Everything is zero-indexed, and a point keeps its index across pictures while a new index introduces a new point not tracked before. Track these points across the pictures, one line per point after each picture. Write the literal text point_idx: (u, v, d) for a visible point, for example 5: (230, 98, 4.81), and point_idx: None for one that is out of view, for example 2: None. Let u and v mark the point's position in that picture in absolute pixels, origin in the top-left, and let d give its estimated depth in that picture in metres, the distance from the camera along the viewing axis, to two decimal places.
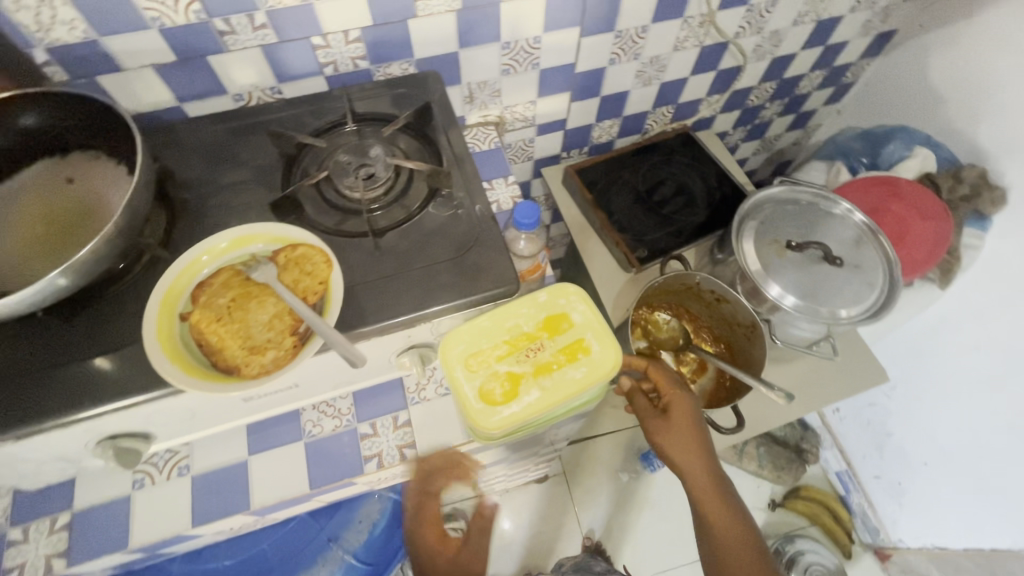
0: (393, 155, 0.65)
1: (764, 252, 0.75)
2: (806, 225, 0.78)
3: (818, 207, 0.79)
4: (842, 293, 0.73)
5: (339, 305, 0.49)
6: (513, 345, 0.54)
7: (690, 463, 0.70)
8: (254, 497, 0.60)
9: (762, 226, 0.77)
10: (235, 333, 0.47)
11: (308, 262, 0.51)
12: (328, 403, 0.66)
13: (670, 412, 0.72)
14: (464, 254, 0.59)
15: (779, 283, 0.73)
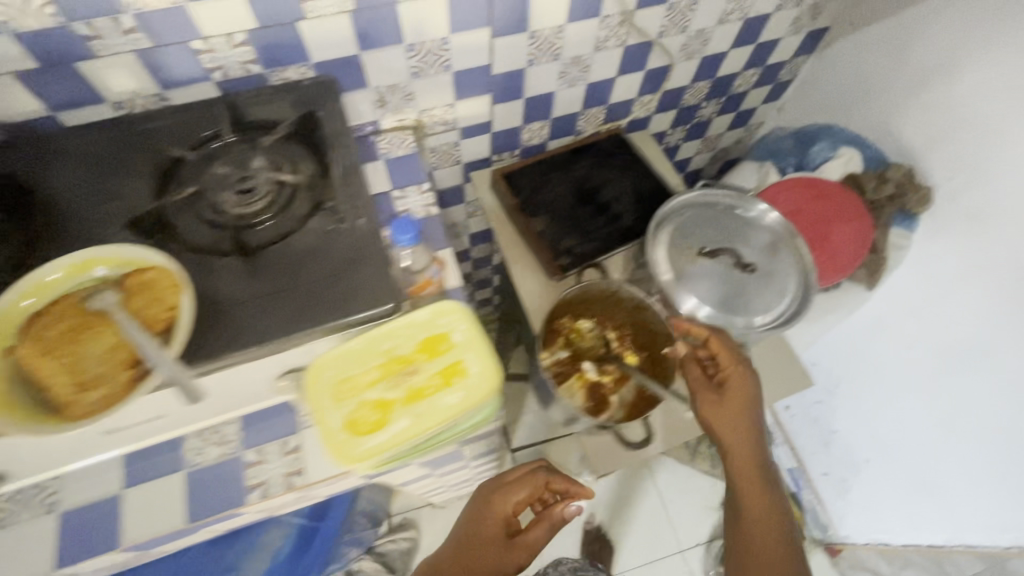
0: (275, 168, 0.61)
1: (678, 264, 0.76)
2: (723, 232, 0.77)
3: (737, 211, 0.78)
4: (753, 303, 0.74)
5: (187, 333, 0.47)
6: (386, 369, 0.51)
7: (736, 443, 0.68)
8: (128, 532, 0.57)
9: (679, 234, 0.77)
10: (77, 367, 0.45)
11: (158, 286, 0.48)
12: (212, 431, 0.63)
13: (727, 388, 0.69)
14: (341, 274, 0.55)
15: (690, 295, 0.75)
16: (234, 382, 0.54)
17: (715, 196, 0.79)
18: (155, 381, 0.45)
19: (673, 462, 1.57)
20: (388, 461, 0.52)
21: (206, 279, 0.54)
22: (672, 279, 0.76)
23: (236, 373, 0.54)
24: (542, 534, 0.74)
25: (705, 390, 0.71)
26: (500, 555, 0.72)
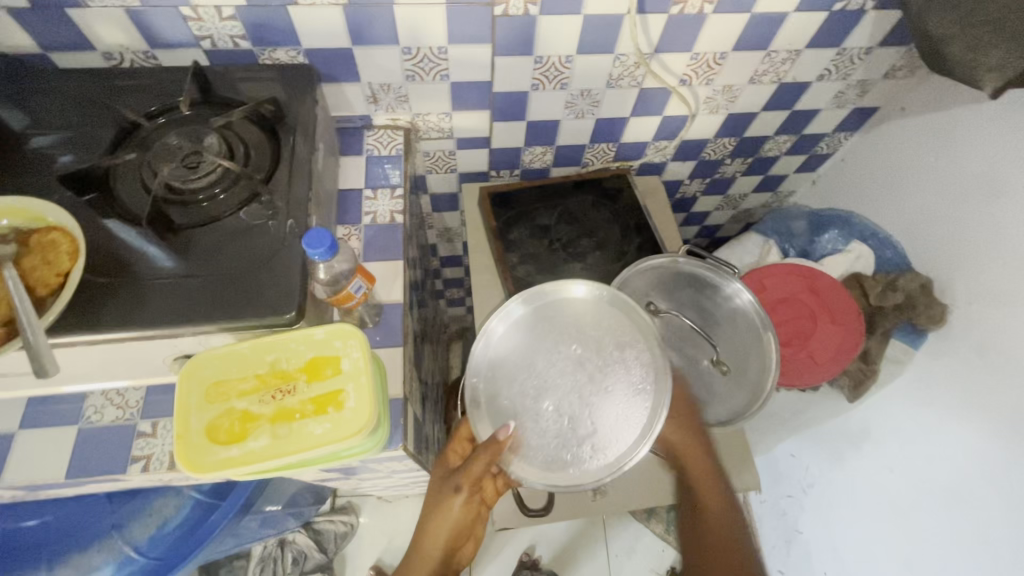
0: (224, 149, 0.60)
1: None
2: (677, 303, 0.78)
3: (706, 294, 0.78)
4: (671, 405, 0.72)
5: (63, 302, 0.49)
6: (262, 382, 0.51)
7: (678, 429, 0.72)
8: (8, 474, 0.58)
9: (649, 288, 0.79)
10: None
11: (53, 250, 0.52)
12: (118, 393, 0.63)
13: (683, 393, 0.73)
14: (252, 272, 0.54)
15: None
16: (123, 354, 0.54)
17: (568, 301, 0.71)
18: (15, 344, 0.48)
19: (629, 516, 1.51)
20: (249, 473, 0.51)
21: (120, 248, 0.54)
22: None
23: (133, 347, 0.53)
24: (481, 463, 0.63)
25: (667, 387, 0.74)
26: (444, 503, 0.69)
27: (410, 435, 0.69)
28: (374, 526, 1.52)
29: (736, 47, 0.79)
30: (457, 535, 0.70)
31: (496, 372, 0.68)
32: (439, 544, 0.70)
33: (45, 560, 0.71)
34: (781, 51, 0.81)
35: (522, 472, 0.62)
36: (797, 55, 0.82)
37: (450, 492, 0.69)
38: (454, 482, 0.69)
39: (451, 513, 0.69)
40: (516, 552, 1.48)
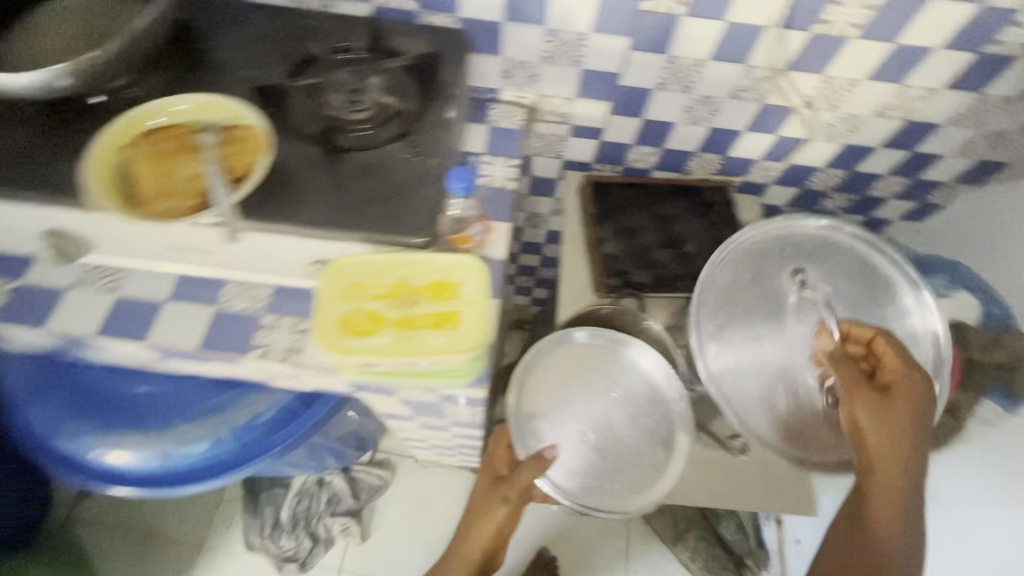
0: (385, 91, 0.68)
1: (772, 282, 0.77)
2: (831, 286, 0.77)
3: (863, 290, 0.77)
4: (772, 413, 0.74)
5: (250, 186, 0.57)
6: (393, 291, 0.56)
7: (882, 439, 0.63)
8: (153, 334, 0.67)
9: (800, 252, 0.78)
10: (161, 175, 0.57)
11: (245, 143, 0.59)
12: (249, 288, 0.70)
13: (894, 398, 0.64)
14: (395, 197, 0.61)
15: (733, 334, 0.76)
16: (274, 250, 0.62)
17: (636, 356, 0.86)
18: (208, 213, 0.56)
19: (655, 536, 1.49)
20: (378, 371, 0.55)
21: (286, 157, 0.62)
22: (724, 311, 0.76)
23: (274, 240, 0.60)
24: (531, 472, 0.78)
25: (865, 389, 0.65)
26: (488, 509, 0.81)
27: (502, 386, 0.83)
28: (406, 487, 1.57)
29: (870, 76, 0.80)
30: (498, 533, 0.83)
31: (551, 404, 0.85)
32: (484, 541, 0.82)
33: (149, 424, 0.78)
34: (915, 87, 0.81)
35: (549, 484, 0.80)
36: (932, 94, 0.82)
37: (497, 502, 0.81)
38: (501, 495, 0.80)
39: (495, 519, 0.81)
40: (536, 544, 1.49)
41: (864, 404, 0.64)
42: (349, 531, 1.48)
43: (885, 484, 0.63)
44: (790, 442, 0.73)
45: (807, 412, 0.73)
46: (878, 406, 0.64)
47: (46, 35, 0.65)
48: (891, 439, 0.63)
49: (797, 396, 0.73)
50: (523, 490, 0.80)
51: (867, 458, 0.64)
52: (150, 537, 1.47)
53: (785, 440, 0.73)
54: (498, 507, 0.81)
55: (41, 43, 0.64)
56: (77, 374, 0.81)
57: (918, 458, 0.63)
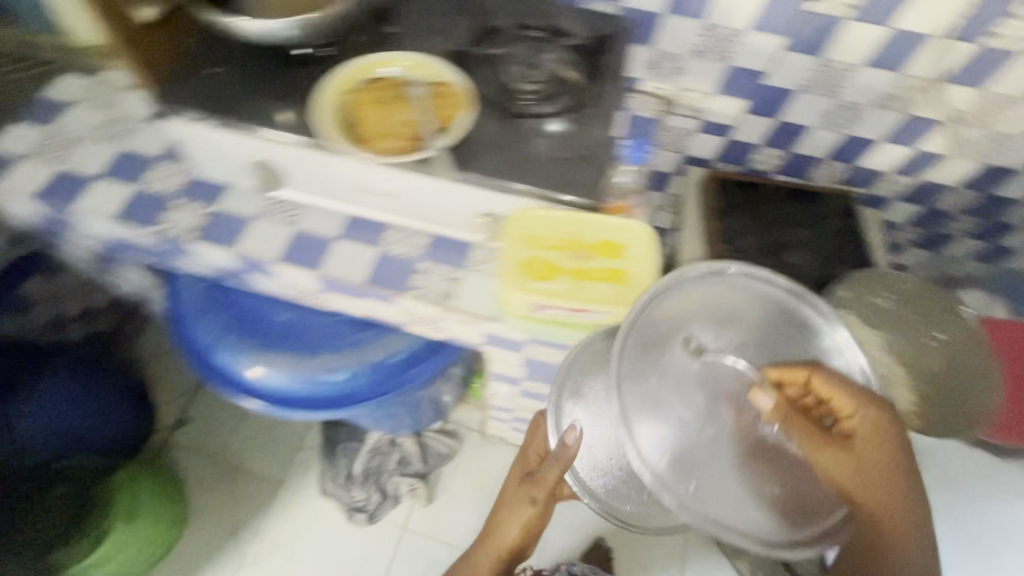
0: (559, 65, 0.72)
1: (663, 361, 0.61)
2: (728, 340, 0.62)
3: (770, 323, 0.63)
4: (754, 500, 0.58)
5: (451, 139, 0.64)
6: (569, 243, 0.61)
7: (874, 490, 0.54)
8: (326, 266, 0.75)
9: (694, 309, 0.62)
10: (380, 117, 0.66)
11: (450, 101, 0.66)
12: (408, 235, 0.77)
13: (866, 445, 0.54)
14: (569, 161, 0.65)
15: (661, 422, 0.59)
16: (450, 201, 0.68)
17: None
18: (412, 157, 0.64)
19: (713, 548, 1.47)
20: (551, 314, 0.61)
21: (473, 114, 0.66)
22: (644, 404, 0.59)
23: (444, 185, 0.65)
24: (557, 472, 0.79)
25: (839, 452, 0.54)
26: (514, 505, 0.82)
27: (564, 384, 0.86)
28: (470, 461, 1.62)
29: None
30: (526, 533, 0.82)
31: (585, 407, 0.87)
32: (510, 543, 0.82)
33: (298, 349, 0.87)
34: None
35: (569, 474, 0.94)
36: None
37: (525, 500, 0.81)
38: (528, 493, 0.81)
39: (520, 516, 0.81)
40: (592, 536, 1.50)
41: (832, 464, 0.54)
42: (416, 492, 1.54)
43: (889, 526, 0.55)
44: (789, 515, 0.58)
45: (795, 487, 0.58)
46: (853, 463, 0.54)
47: None
48: (877, 486, 0.54)
49: (777, 476, 0.58)
50: (550, 490, 0.80)
51: (856, 508, 0.55)
52: (236, 470, 1.58)
53: (787, 516, 0.58)
54: (524, 504, 0.81)
55: None
56: (238, 298, 0.90)
57: (908, 487, 0.55)
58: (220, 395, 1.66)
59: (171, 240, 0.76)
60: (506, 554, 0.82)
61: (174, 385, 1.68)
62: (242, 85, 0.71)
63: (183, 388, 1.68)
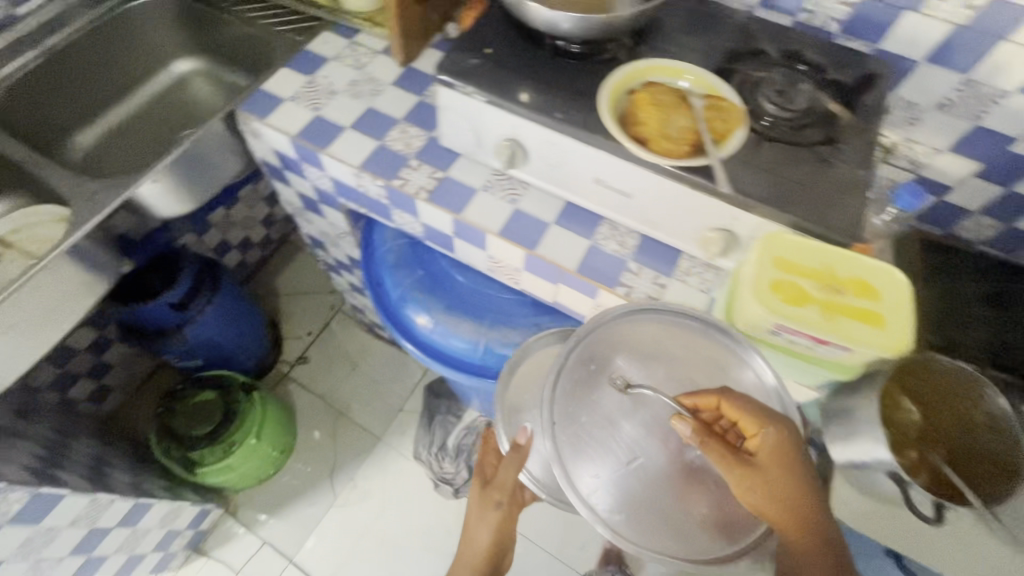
0: (815, 96, 0.72)
1: (592, 390, 0.61)
2: (649, 372, 0.63)
3: (698, 354, 0.64)
4: (682, 527, 0.58)
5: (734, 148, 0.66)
6: (821, 273, 0.59)
7: (779, 504, 0.55)
8: (540, 246, 0.78)
9: (623, 348, 0.64)
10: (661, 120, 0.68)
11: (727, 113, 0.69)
12: (620, 234, 0.79)
13: (766, 459, 0.56)
14: (818, 193, 0.64)
15: (599, 459, 0.58)
16: (686, 209, 0.68)
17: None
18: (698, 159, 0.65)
19: None
20: (786, 339, 0.60)
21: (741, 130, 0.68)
22: (578, 443, 0.58)
23: (684, 191, 0.66)
24: (511, 475, 0.70)
25: (741, 468, 0.55)
26: (480, 516, 0.73)
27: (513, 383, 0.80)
28: None
29: None
30: (497, 542, 0.72)
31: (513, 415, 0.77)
32: (480, 557, 0.72)
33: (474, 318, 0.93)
34: None
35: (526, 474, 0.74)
36: None
37: (491, 509, 0.72)
38: (493, 499, 0.72)
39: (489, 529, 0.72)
40: None
41: (737, 482, 0.55)
42: None
43: (800, 535, 0.55)
44: (717, 532, 0.58)
45: (722, 508, 0.58)
46: (753, 478, 0.55)
47: None
48: (781, 500, 0.55)
49: (701, 495, 0.58)
50: (509, 491, 0.71)
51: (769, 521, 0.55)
52: (342, 415, 1.67)
53: (710, 533, 0.58)
54: (493, 511, 0.72)
55: None
56: (431, 259, 0.97)
57: (812, 493, 0.56)
58: (337, 343, 1.77)
59: (402, 194, 0.83)
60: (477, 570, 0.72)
61: (300, 325, 1.79)
62: (504, 62, 0.74)
63: (309, 329, 1.79)
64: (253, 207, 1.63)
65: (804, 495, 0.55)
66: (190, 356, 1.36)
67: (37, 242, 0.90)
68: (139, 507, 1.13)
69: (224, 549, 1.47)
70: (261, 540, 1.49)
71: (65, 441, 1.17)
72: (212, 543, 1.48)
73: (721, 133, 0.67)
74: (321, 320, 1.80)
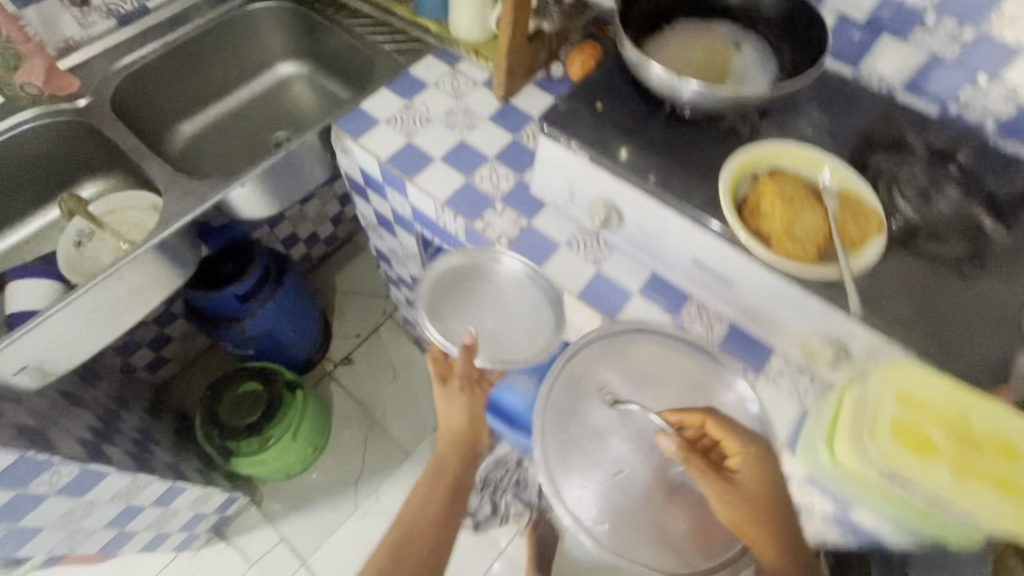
0: (960, 203, 0.64)
1: (580, 398, 0.62)
2: (641, 390, 0.63)
3: (686, 378, 0.64)
4: (660, 540, 0.55)
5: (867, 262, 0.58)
6: (953, 422, 0.51)
7: (755, 519, 0.53)
8: (620, 316, 0.73)
9: (615, 367, 0.64)
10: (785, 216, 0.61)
11: (863, 219, 0.60)
12: (709, 318, 0.72)
13: (745, 475, 0.55)
14: (955, 317, 0.56)
15: (586, 470, 0.58)
16: (793, 311, 0.61)
17: (498, 262, 0.77)
18: (824, 269, 0.58)
19: None
20: (899, 491, 0.51)
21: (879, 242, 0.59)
22: (566, 453, 0.58)
23: (792, 292, 0.59)
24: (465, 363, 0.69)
25: (718, 481, 0.54)
26: (449, 404, 0.72)
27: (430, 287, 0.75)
28: None
29: None
30: (471, 423, 0.73)
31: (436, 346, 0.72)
32: (460, 430, 0.72)
33: None
34: None
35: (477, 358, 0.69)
36: None
37: (458, 393, 0.72)
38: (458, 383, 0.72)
39: (459, 411, 0.72)
40: None
41: (716, 498, 0.54)
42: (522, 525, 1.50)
43: (785, 564, 0.51)
44: (696, 550, 0.55)
45: (703, 528, 0.56)
46: (731, 491, 0.54)
47: (674, 39, 0.70)
48: (761, 516, 0.53)
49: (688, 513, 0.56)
50: (469, 374, 0.72)
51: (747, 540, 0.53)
52: (376, 423, 1.66)
53: (688, 549, 0.55)
54: (461, 394, 0.72)
55: (669, 44, 0.70)
56: None
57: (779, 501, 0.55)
58: (383, 351, 1.77)
59: (480, 236, 0.80)
60: (456, 466, 0.70)
61: (350, 326, 1.80)
62: (611, 120, 0.69)
63: (358, 330, 1.79)
64: (325, 205, 1.66)
65: (780, 508, 0.54)
66: (244, 345, 1.39)
67: (132, 228, 0.97)
68: (174, 489, 1.15)
69: (243, 538, 1.48)
70: (279, 537, 1.48)
71: (118, 411, 1.21)
72: (233, 529, 1.49)
73: (854, 240, 0.59)
74: (370, 324, 1.81)
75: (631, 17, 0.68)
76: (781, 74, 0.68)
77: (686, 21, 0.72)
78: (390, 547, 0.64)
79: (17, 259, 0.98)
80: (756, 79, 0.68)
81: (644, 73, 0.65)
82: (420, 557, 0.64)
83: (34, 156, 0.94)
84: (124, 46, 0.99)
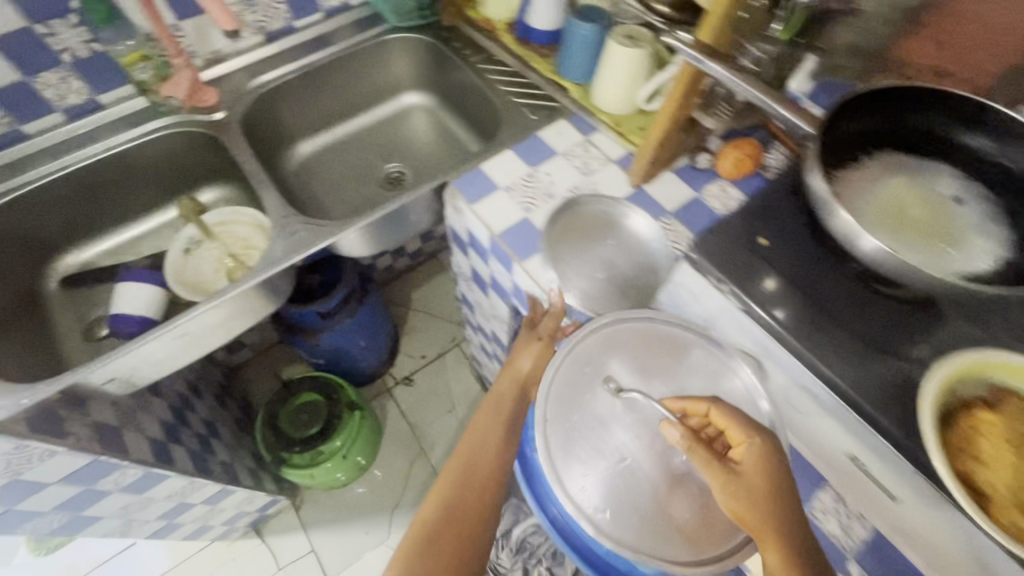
0: None
1: (585, 384, 0.63)
2: (644, 379, 0.63)
3: (689, 375, 0.63)
4: (670, 528, 0.57)
5: None
6: None
7: (761, 513, 0.48)
8: None
9: (621, 356, 0.64)
10: (1011, 467, 0.44)
11: None
12: (846, 516, 0.60)
13: (748, 465, 0.51)
14: None
15: (588, 459, 0.59)
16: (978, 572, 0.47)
17: (630, 223, 0.78)
18: None
19: None
20: None
21: None
22: (569, 441, 0.60)
23: (988, 555, 0.45)
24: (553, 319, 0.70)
25: (720, 471, 0.51)
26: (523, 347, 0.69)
27: (557, 220, 0.78)
28: None
29: None
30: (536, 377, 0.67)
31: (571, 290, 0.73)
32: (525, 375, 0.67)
33: None
34: None
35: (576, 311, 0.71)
36: None
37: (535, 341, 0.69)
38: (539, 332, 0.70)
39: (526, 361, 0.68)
40: None
41: (722, 491, 0.50)
42: None
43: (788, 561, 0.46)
44: (703, 538, 0.57)
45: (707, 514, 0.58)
46: (736, 484, 0.50)
47: (870, 178, 0.57)
48: (761, 507, 0.48)
49: (697, 500, 0.58)
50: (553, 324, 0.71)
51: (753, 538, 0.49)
52: (423, 452, 1.62)
53: (681, 528, 0.57)
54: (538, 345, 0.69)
55: (864, 182, 0.57)
56: None
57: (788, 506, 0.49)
58: (446, 378, 1.73)
59: None
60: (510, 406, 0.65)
61: (418, 345, 1.78)
62: (774, 257, 0.57)
63: (423, 352, 1.77)
64: None
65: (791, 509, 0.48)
66: (316, 355, 1.39)
67: (239, 244, 0.98)
68: (223, 491, 1.17)
69: (277, 538, 1.49)
70: (309, 547, 1.48)
71: (192, 399, 1.24)
72: (270, 527, 1.50)
73: None
74: (438, 348, 1.77)
75: (830, 137, 0.56)
76: (1002, 246, 0.54)
77: (887, 153, 0.59)
78: (456, 473, 0.58)
79: (129, 254, 1.00)
80: (980, 253, 0.53)
81: (832, 218, 0.53)
82: (482, 488, 0.58)
83: (164, 158, 0.95)
84: (267, 62, 1.00)
